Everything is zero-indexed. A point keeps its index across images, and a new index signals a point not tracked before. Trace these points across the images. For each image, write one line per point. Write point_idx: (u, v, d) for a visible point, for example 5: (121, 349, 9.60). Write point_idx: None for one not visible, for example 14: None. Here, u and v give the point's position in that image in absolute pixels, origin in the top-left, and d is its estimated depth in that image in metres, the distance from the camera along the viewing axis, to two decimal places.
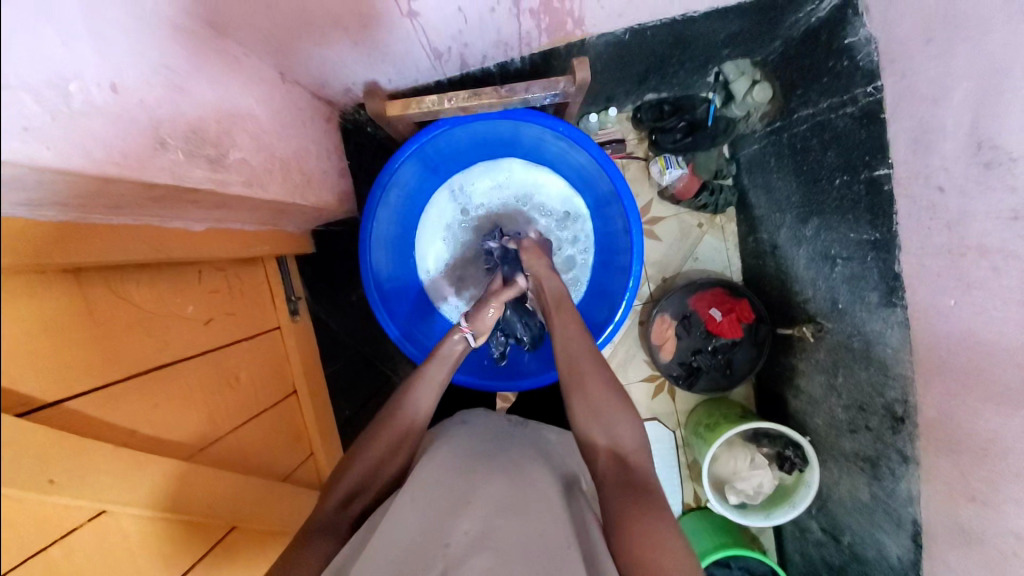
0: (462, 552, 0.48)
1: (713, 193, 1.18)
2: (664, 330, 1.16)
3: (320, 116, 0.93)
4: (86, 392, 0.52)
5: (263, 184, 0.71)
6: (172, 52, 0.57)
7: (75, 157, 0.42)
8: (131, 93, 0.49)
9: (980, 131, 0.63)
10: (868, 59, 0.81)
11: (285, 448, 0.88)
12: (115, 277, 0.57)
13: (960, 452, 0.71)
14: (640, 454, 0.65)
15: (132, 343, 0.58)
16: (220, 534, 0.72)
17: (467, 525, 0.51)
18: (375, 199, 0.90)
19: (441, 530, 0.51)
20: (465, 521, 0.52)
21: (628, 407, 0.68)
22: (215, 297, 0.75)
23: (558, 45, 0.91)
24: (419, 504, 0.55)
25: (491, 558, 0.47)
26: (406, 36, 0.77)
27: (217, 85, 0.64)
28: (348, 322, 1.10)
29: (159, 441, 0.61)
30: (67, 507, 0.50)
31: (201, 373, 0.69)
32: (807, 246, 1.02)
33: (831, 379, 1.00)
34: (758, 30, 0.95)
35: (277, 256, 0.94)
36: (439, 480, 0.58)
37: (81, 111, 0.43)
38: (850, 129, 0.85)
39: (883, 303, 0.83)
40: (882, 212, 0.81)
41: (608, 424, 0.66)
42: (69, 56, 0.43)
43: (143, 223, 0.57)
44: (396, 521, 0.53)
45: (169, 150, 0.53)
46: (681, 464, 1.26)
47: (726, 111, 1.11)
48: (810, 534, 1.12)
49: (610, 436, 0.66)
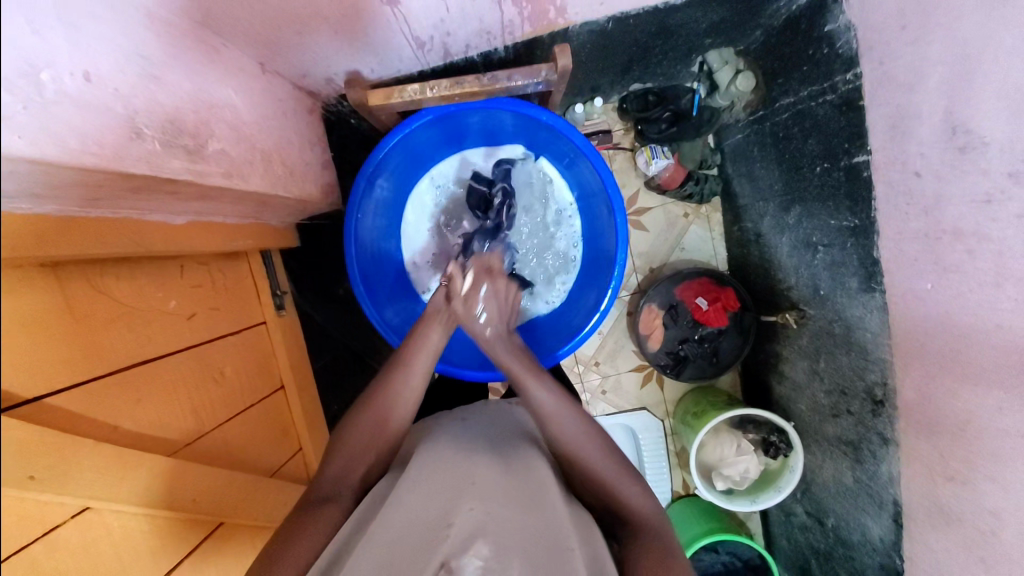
0: (466, 536, 0.45)
1: (698, 182, 1.19)
2: (651, 320, 1.17)
3: (302, 107, 0.91)
4: (65, 389, 0.51)
5: (244, 175, 0.71)
6: (147, 40, 0.56)
7: (48, 147, 0.41)
8: (105, 81, 0.48)
9: (955, 117, 0.64)
10: (847, 46, 0.82)
11: (272, 442, 0.88)
12: (94, 272, 0.56)
13: (940, 433, 0.73)
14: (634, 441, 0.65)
15: (114, 337, 0.57)
16: (208, 529, 0.72)
17: (470, 504, 0.50)
18: (358, 191, 0.89)
19: (441, 515, 0.49)
20: (467, 500, 0.50)
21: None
22: (198, 291, 0.74)
23: (542, 34, 0.91)
24: (415, 495, 0.54)
25: (494, 543, 0.44)
26: (388, 25, 0.77)
27: (194, 75, 0.63)
28: (336, 317, 1.09)
29: (142, 436, 0.61)
30: (48, 503, 0.49)
31: (185, 367, 0.69)
32: (789, 234, 1.03)
33: (813, 365, 1.02)
34: (739, 19, 0.96)
35: (261, 249, 0.93)
36: (428, 471, 0.58)
37: (53, 99, 0.42)
38: (830, 116, 0.87)
39: (863, 289, 0.85)
40: (862, 199, 0.82)
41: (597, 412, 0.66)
42: (39, 43, 0.42)
43: (122, 216, 0.56)
44: (387, 516, 0.52)
45: (145, 139, 0.52)
46: (670, 453, 1.28)
47: (710, 101, 1.13)
48: (795, 518, 1.15)
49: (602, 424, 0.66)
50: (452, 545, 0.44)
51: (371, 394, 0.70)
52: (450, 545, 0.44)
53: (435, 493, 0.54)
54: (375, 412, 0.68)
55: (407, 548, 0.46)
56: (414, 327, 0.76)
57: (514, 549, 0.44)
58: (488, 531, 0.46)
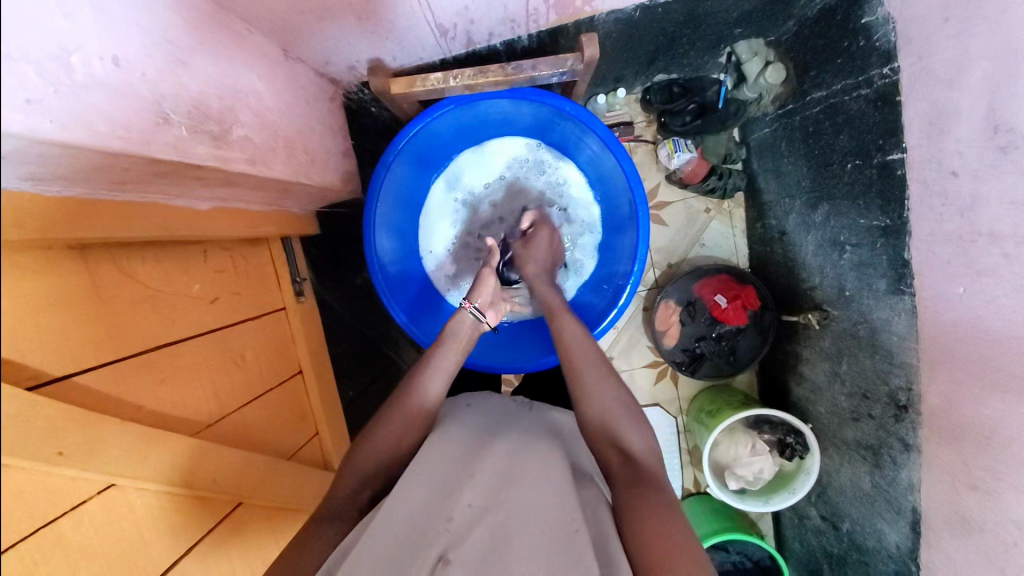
0: (464, 528, 0.48)
1: (721, 177, 1.16)
2: (668, 316, 1.15)
3: (324, 95, 0.91)
4: (93, 368, 0.52)
5: (268, 162, 0.71)
6: (174, 25, 0.56)
7: (75, 130, 0.41)
8: (133, 66, 0.49)
9: (998, 115, 0.61)
10: (884, 39, 0.78)
11: (291, 426, 0.90)
12: (121, 255, 0.57)
13: (963, 441, 0.71)
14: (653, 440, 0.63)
15: (140, 319, 0.59)
16: (228, 509, 0.74)
17: (469, 499, 0.51)
18: (378, 180, 0.89)
19: (440, 508, 0.51)
20: (466, 495, 0.51)
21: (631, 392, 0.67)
22: (222, 276, 0.75)
23: (566, 23, 0.89)
24: (420, 492, 0.54)
25: (492, 532, 0.48)
26: (411, 12, 0.76)
27: (219, 62, 0.63)
28: (353, 305, 1.10)
29: (165, 417, 0.62)
30: (77, 479, 0.51)
31: (209, 350, 0.70)
32: (815, 233, 1.00)
33: (835, 367, 0.99)
34: (772, 9, 0.93)
35: (282, 236, 0.94)
36: (431, 464, 0.57)
37: (83, 84, 0.43)
38: (865, 112, 0.83)
39: (892, 291, 0.82)
40: (894, 198, 0.79)
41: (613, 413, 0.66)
42: (70, 28, 0.42)
43: (150, 201, 0.57)
44: (394, 501, 0.53)
45: (172, 126, 0.53)
46: (682, 450, 1.27)
47: (737, 93, 1.09)
48: (809, 520, 1.13)
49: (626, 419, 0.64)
50: (451, 538, 0.47)
51: (383, 412, 0.70)
52: (449, 538, 0.47)
53: (447, 485, 0.54)
54: (394, 417, 0.69)
55: (407, 541, 0.49)
56: (431, 349, 0.77)
57: (513, 536, 0.48)
58: (487, 524, 0.49)
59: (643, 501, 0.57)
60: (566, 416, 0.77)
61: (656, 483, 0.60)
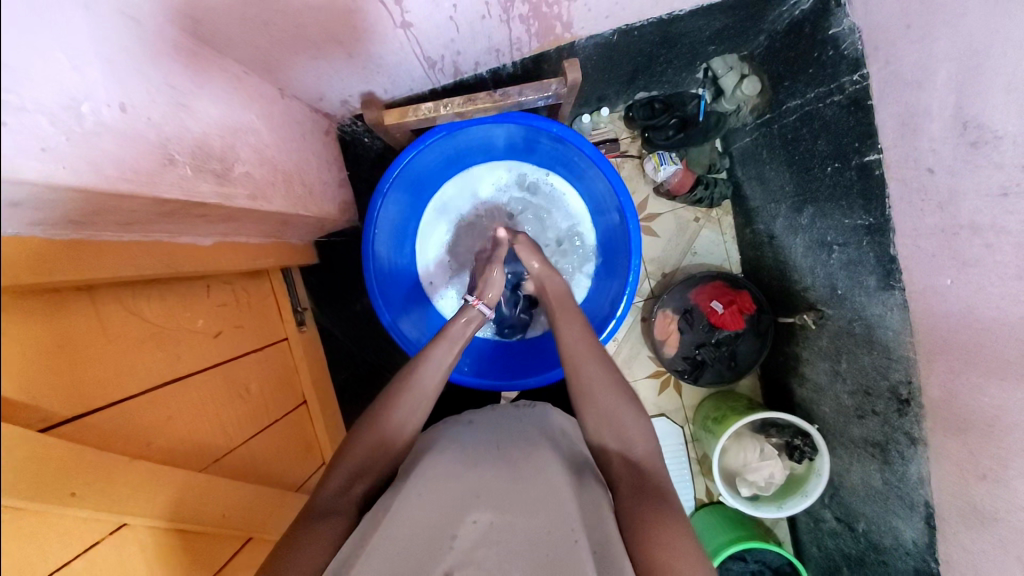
0: (470, 547, 0.48)
1: (707, 187, 1.20)
2: (667, 325, 1.16)
3: (318, 128, 0.94)
4: (102, 409, 0.53)
5: (269, 197, 0.73)
6: (176, 72, 0.59)
7: (86, 174, 0.43)
8: (139, 112, 0.51)
9: (965, 112, 0.64)
10: (852, 47, 0.83)
11: (296, 459, 0.89)
12: (128, 294, 0.58)
13: (967, 429, 0.72)
14: (649, 456, 0.65)
15: (146, 356, 0.59)
16: (237, 546, 0.73)
17: (475, 515, 0.51)
18: (375, 210, 0.92)
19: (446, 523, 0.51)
20: (474, 511, 0.51)
21: (628, 403, 0.69)
22: (224, 310, 0.76)
23: (548, 49, 0.94)
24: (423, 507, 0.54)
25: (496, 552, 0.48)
26: (400, 47, 0.79)
27: (219, 104, 0.66)
28: (354, 332, 1.11)
29: (173, 452, 0.62)
30: (87, 520, 0.51)
31: (213, 385, 0.71)
32: (803, 235, 1.03)
33: (834, 366, 1.00)
34: (743, 26, 0.97)
35: (282, 267, 0.95)
36: (432, 476, 0.57)
37: (94, 132, 0.45)
38: (839, 116, 0.87)
39: (882, 287, 0.84)
40: (875, 197, 0.82)
41: (614, 428, 0.67)
42: (79, 80, 0.44)
43: (153, 240, 0.59)
44: (402, 503, 0.53)
45: (177, 166, 0.55)
46: (692, 460, 1.27)
47: (716, 106, 1.13)
48: (824, 523, 1.12)
49: (619, 439, 0.66)
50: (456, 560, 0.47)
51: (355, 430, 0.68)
52: (454, 558, 0.47)
53: (455, 500, 0.53)
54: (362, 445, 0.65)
55: (413, 555, 0.48)
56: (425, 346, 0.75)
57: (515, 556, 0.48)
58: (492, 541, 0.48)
59: (644, 514, 0.57)
60: (571, 424, 0.79)
61: (657, 494, 0.60)
